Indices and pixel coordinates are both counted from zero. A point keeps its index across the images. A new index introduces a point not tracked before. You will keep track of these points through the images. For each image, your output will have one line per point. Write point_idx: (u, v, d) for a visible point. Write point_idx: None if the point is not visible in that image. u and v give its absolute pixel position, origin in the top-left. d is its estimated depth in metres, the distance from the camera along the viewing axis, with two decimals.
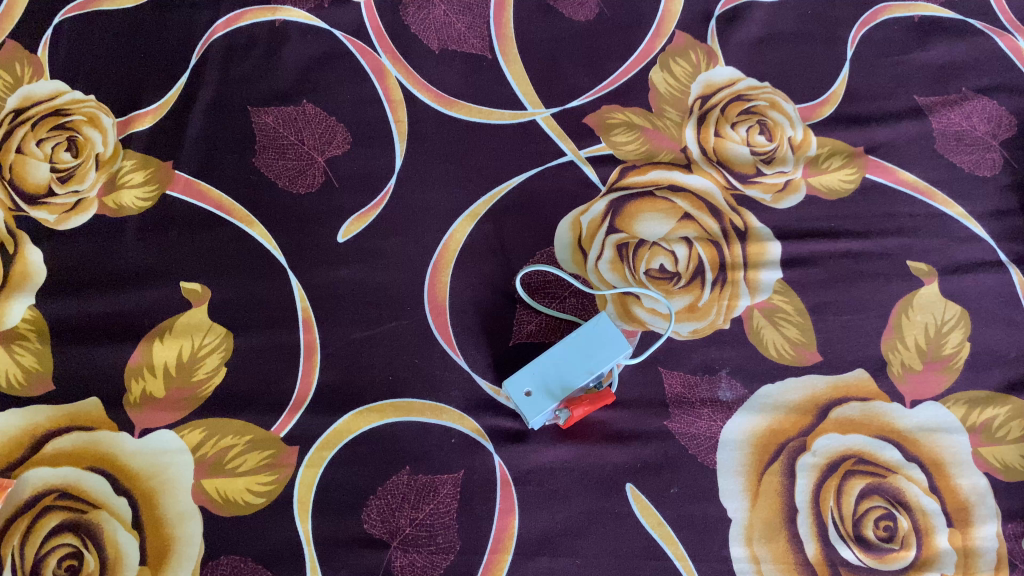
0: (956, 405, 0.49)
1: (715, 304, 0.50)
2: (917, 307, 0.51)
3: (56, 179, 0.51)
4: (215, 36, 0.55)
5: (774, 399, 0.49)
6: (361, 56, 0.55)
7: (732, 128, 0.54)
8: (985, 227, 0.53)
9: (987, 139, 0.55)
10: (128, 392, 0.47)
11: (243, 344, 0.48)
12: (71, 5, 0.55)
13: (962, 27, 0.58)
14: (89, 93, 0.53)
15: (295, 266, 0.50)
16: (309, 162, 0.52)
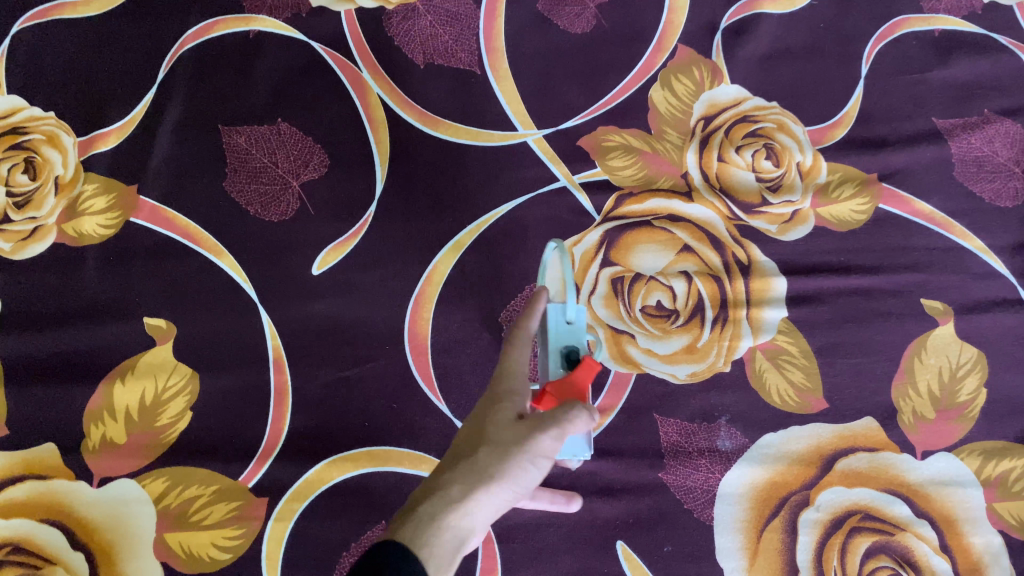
0: (970, 457, 0.46)
1: (715, 345, 0.47)
2: (931, 350, 0.48)
3: (12, 203, 0.47)
4: (185, 48, 0.51)
5: (776, 449, 0.46)
6: (341, 70, 0.51)
7: (736, 152, 0.51)
8: (1005, 262, 0.49)
9: (1009, 166, 0.51)
10: (86, 438, 0.44)
11: (211, 386, 0.45)
12: (30, 12, 0.51)
13: (986, 42, 0.54)
14: (48, 110, 0.50)
15: (267, 301, 0.47)
16: (283, 188, 0.48)
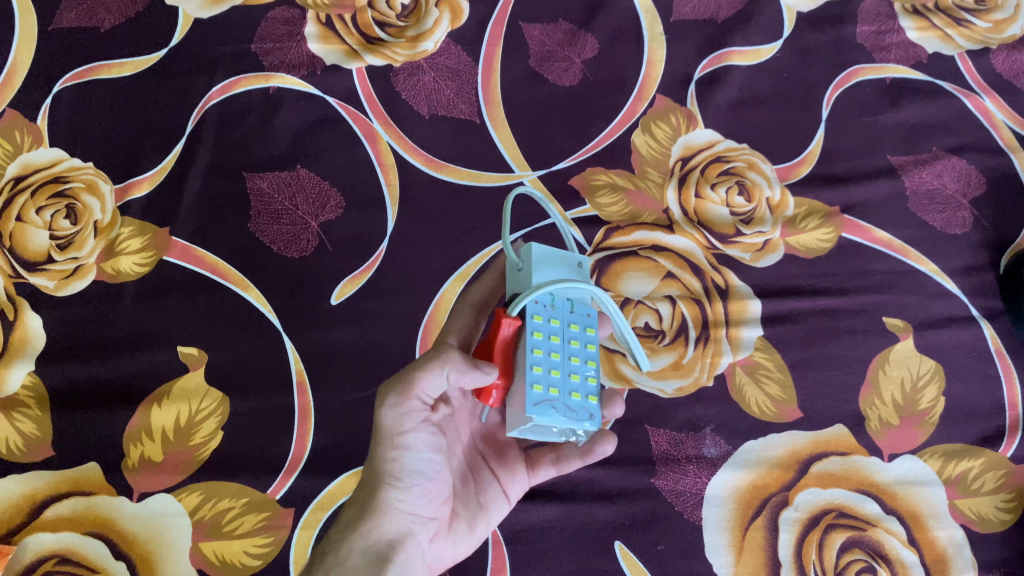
0: (932, 458, 0.51)
1: (699, 361, 0.52)
2: (893, 362, 0.53)
3: (55, 245, 0.52)
4: (211, 103, 0.56)
5: (756, 455, 0.50)
6: (354, 122, 0.56)
7: (712, 189, 0.56)
8: (957, 283, 0.55)
9: (957, 198, 0.57)
10: (126, 457, 0.48)
11: (239, 408, 0.49)
12: (71, 73, 0.56)
13: (932, 87, 0.60)
14: (87, 161, 0.54)
15: (290, 330, 0.51)
16: (303, 227, 0.53)
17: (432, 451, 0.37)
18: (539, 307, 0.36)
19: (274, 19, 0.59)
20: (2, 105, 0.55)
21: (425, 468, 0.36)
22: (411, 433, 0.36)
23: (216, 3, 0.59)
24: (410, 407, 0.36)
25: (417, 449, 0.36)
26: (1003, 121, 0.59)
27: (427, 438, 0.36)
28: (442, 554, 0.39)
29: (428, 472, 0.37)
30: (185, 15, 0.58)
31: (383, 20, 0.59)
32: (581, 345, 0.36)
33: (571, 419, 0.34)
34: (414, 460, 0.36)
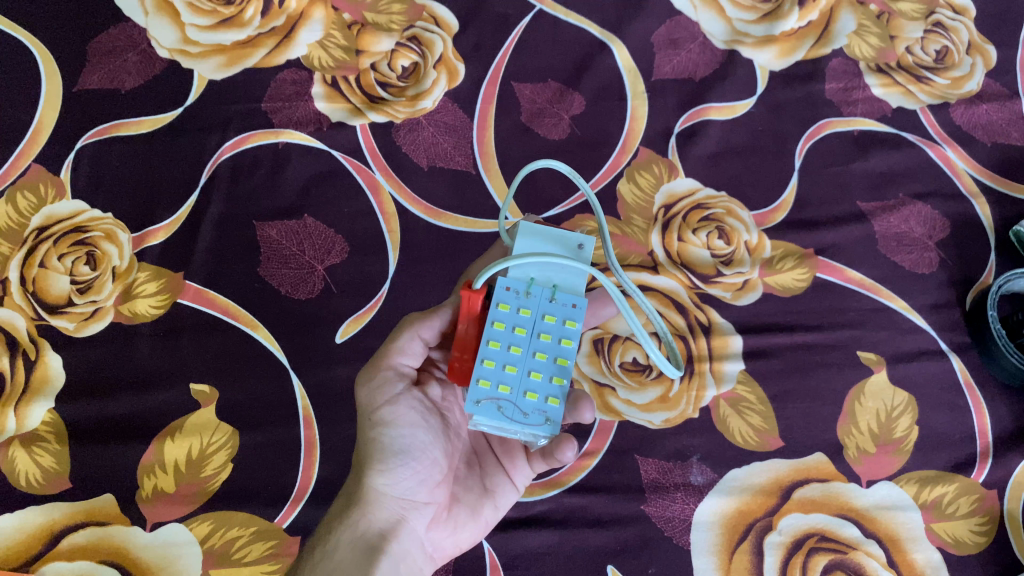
0: (908, 484, 0.53)
1: (684, 394, 0.55)
2: (869, 394, 0.56)
3: (76, 289, 0.55)
4: (222, 157, 0.60)
5: (741, 482, 0.53)
6: (358, 173, 0.60)
7: (693, 234, 0.60)
8: (926, 319, 0.58)
9: (924, 240, 0.61)
10: (141, 488, 0.50)
11: (248, 441, 0.52)
12: (92, 130, 0.60)
13: (897, 139, 0.64)
14: (107, 212, 0.58)
15: (297, 367, 0.54)
16: (309, 271, 0.56)
17: (415, 429, 0.42)
18: (512, 298, 0.39)
19: (282, 80, 0.62)
20: (28, 161, 0.59)
21: (412, 445, 0.41)
22: (389, 408, 0.41)
23: (230, 66, 0.62)
24: (387, 380, 0.42)
25: (399, 426, 0.41)
26: (964, 169, 0.63)
27: (410, 414, 0.42)
28: (443, 541, 0.43)
29: (413, 450, 0.41)
30: (199, 78, 0.62)
31: (384, 80, 0.63)
32: (553, 341, 0.38)
33: (512, 421, 0.37)
34: (398, 438, 0.41)
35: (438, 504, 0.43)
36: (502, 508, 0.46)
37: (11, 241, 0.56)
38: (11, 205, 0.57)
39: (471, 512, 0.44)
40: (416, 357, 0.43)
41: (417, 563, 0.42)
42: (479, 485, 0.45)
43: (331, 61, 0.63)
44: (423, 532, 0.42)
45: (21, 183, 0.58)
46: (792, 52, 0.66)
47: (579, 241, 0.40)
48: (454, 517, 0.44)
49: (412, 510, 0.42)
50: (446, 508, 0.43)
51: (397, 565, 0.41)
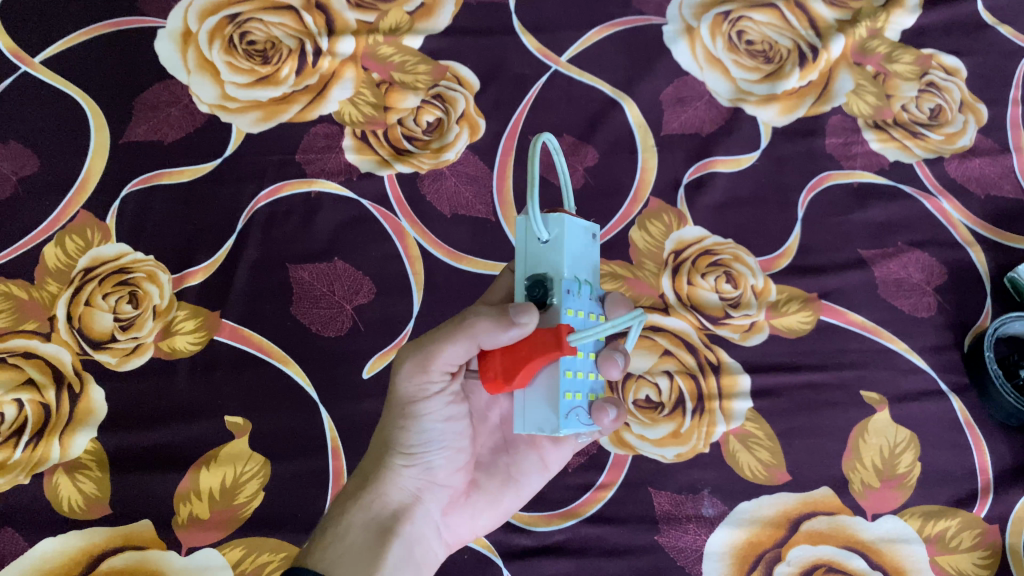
0: (912, 518, 0.56)
1: (695, 430, 0.58)
2: (871, 431, 0.58)
3: (118, 326, 0.58)
4: (259, 205, 0.63)
5: (751, 514, 0.56)
6: (385, 221, 0.63)
7: (702, 277, 0.63)
8: (926, 360, 0.61)
9: (923, 285, 0.63)
10: (177, 514, 0.53)
11: (280, 470, 0.55)
12: (137, 178, 0.64)
13: (895, 190, 0.67)
14: (149, 254, 0.61)
15: (326, 402, 0.57)
16: (339, 310, 0.60)
17: (444, 420, 0.44)
18: (573, 302, 0.40)
19: (315, 134, 0.66)
20: (77, 207, 0.62)
21: (438, 435, 0.44)
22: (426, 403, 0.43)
23: (266, 120, 0.66)
24: (431, 379, 0.42)
25: (431, 419, 0.44)
26: (961, 220, 0.66)
27: (441, 408, 0.44)
28: (458, 526, 0.47)
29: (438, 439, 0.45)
30: (238, 131, 0.65)
31: (410, 134, 0.66)
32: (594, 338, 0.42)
33: (586, 425, 0.40)
34: (426, 429, 0.44)
35: (455, 490, 0.46)
36: (520, 497, 0.49)
37: (59, 281, 0.59)
38: (60, 248, 0.61)
39: (490, 500, 0.48)
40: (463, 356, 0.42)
41: (432, 545, 0.45)
42: (502, 474, 0.48)
43: (361, 117, 0.66)
44: (439, 515, 0.46)
45: (69, 228, 0.61)
46: (794, 110, 0.69)
47: (591, 224, 0.42)
48: (473, 503, 0.47)
49: (430, 493, 0.45)
50: (464, 494, 0.47)
51: (412, 544, 0.44)
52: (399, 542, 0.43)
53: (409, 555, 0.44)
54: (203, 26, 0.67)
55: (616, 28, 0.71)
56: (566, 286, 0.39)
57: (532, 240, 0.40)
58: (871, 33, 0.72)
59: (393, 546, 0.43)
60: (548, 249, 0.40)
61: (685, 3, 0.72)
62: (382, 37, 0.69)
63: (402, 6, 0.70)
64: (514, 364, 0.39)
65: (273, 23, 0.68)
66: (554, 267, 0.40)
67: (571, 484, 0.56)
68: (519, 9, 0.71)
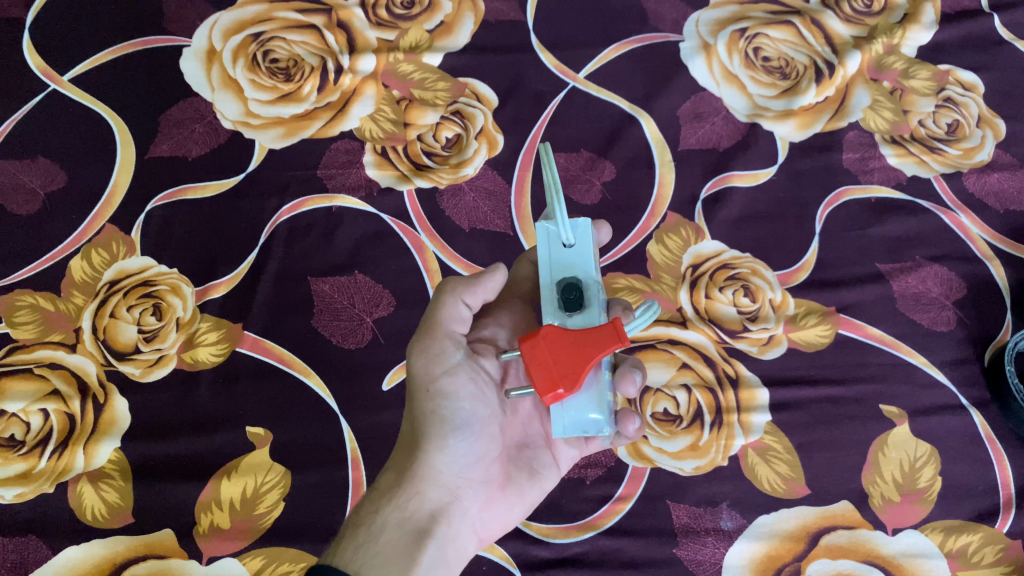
0: (933, 533, 0.56)
1: (714, 443, 0.58)
2: (891, 445, 0.58)
3: (142, 337, 0.59)
4: (281, 220, 0.64)
5: (770, 527, 0.56)
6: (405, 235, 0.64)
7: (720, 291, 0.63)
8: (946, 374, 0.61)
9: (942, 299, 0.63)
10: (198, 524, 0.54)
11: (300, 481, 0.56)
12: (162, 193, 0.65)
13: (913, 206, 0.67)
14: (172, 267, 0.62)
15: (346, 413, 0.58)
16: (359, 323, 0.61)
17: (475, 409, 0.44)
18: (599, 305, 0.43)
19: (336, 150, 0.66)
20: (103, 222, 0.63)
21: (469, 419, 0.44)
22: (448, 378, 0.44)
23: (289, 136, 0.67)
24: (446, 349, 0.44)
25: (459, 398, 0.44)
26: (979, 234, 0.66)
27: (470, 395, 0.44)
28: (493, 520, 0.47)
29: (472, 424, 0.44)
30: (261, 147, 0.66)
31: (429, 150, 0.67)
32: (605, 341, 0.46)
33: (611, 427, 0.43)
34: (456, 412, 0.44)
35: (492, 483, 0.46)
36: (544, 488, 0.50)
37: (85, 293, 0.61)
38: (86, 261, 0.62)
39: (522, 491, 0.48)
40: (461, 326, 0.45)
41: (467, 540, 0.46)
42: (530, 465, 0.49)
43: (382, 133, 0.67)
44: (475, 509, 0.46)
45: (95, 242, 0.63)
46: (810, 125, 0.69)
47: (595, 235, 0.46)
48: (507, 495, 0.47)
49: (465, 487, 0.45)
50: (499, 486, 0.47)
51: (445, 544, 0.44)
52: (434, 541, 0.43)
53: (442, 556, 0.44)
54: (227, 45, 0.69)
55: (634, 44, 0.72)
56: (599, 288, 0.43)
57: (555, 244, 0.43)
58: (888, 49, 0.72)
59: (426, 548, 0.43)
60: (576, 252, 0.43)
61: (702, 20, 0.73)
62: (403, 55, 0.70)
63: (421, 24, 0.71)
64: (578, 371, 0.39)
65: (295, 42, 0.69)
66: (584, 269, 0.43)
67: (589, 496, 0.57)
68: (537, 26, 0.72)
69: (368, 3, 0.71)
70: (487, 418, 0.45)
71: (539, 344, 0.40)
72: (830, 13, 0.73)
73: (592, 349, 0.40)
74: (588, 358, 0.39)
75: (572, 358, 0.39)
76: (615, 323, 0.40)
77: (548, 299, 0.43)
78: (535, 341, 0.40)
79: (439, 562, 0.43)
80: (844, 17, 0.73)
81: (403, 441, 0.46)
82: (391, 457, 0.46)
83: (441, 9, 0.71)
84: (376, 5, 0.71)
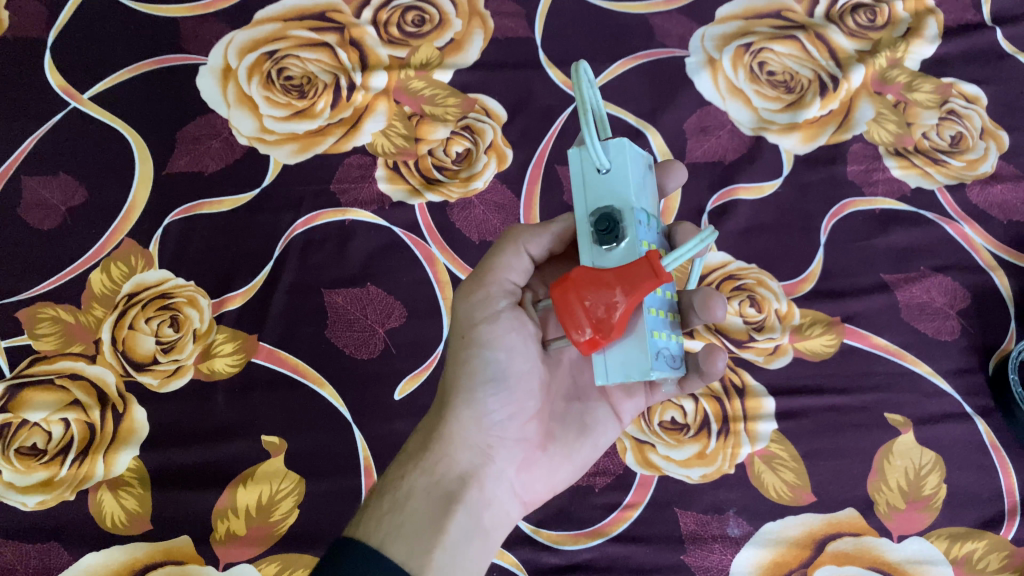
0: (939, 539, 0.56)
1: (721, 451, 0.59)
2: (897, 453, 0.59)
3: (160, 348, 0.61)
4: (295, 233, 0.66)
5: (776, 534, 0.57)
6: (416, 247, 0.65)
7: (726, 301, 0.64)
8: (950, 383, 0.61)
9: (946, 309, 0.64)
10: (215, 530, 0.56)
11: (314, 489, 0.58)
12: (180, 208, 0.66)
13: (917, 217, 0.68)
14: (189, 279, 0.64)
15: (359, 422, 0.60)
16: (371, 334, 0.62)
17: (511, 360, 0.46)
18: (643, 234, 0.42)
19: (349, 164, 0.68)
20: (122, 235, 0.65)
21: (502, 372, 0.45)
22: (489, 326, 0.45)
23: (303, 151, 0.68)
24: (491, 297, 0.45)
25: (495, 348, 0.45)
26: (983, 245, 0.66)
27: (510, 344, 0.45)
28: (530, 482, 0.48)
29: (507, 379, 0.46)
30: (276, 162, 0.68)
31: (440, 164, 0.68)
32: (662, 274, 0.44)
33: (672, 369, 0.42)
34: (489, 363, 0.45)
35: (528, 443, 0.48)
36: (592, 451, 0.50)
37: (104, 305, 0.62)
38: (105, 274, 0.63)
39: (561, 453, 0.49)
40: (515, 275, 0.46)
41: (503, 504, 0.47)
42: (576, 424, 0.49)
43: (393, 148, 0.68)
44: (510, 471, 0.47)
45: (114, 256, 0.64)
46: (815, 138, 0.70)
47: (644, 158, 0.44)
48: (544, 457, 0.48)
49: (498, 448, 0.47)
50: (537, 447, 0.48)
51: (478, 508, 0.45)
52: (465, 505, 0.45)
53: (474, 520, 0.45)
54: (243, 63, 0.70)
55: (640, 60, 0.73)
56: (637, 217, 0.41)
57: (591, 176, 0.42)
58: (891, 63, 0.73)
59: (457, 510, 0.44)
60: (614, 180, 0.41)
61: (708, 35, 0.74)
62: (414, 71, 0.71)
63: (432, 41, 0.72)
64: (613, 313, 0.39)
65: (309, 59, 0.70)
66: (622, 197, 0.41)
67: (598, 503, 0.58)
68: (545, 43, 0.73)
69: (380, 21, 0.72)
70: (524, 372, 0.46)
71: (572, 289, 0.40)
72: (833, 28, 0.74)
73: (627, 290, 0.39)
74: (625, 298, 0.39)
75: (606, 303, 0.39)
76: (650, 260, 0.39)
77: (585, 235, 0.42)
78: (567, 286, 0.40)
79: (471, 526, 0.45)
80: (848, 31, 0.74)
81: (434, 402, 0.48)
82: (422, 420, 0.48)
83: (451, 27, 0.73)
84: (387, 23, 0.72)
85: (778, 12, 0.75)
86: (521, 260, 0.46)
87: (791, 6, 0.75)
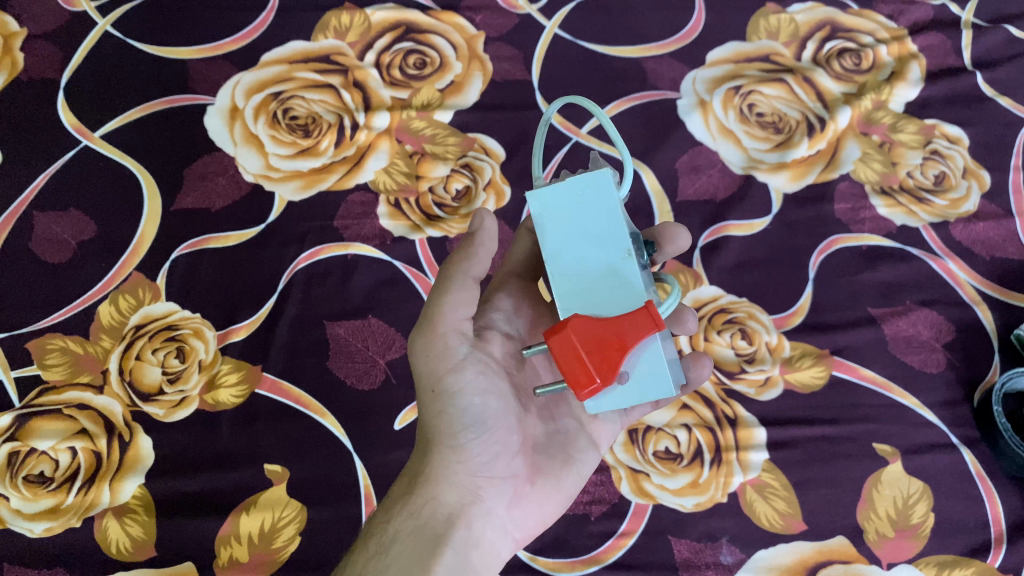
0: (927, 567, 0.58)
1: (714, 480, 0.61)
2: (885, 482, 0.61)
3: (166, 379, 0.62)
4: (299, 267, 0.67)
5: (768, 561, 0.58)
6: (416, 281, 0.67)
7: (718, 334, 0.66)
8: (937, 414, 0.63)
9: (932, 342, 0.66)
10: (217, 557, 0.57)
11: (317, 516, 0.59)
12: (187, 242, 0.68)
13: (902, 253, 0.70)
14: (195, 311, 0.65)
15: (361, 452, 0.61)
16: (372, 364, 0.64)
17: (483, 402, 0.46)
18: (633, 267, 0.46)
19: (352, 202, 0.70)
20: (130, 269, 0.67)
21: (479, 415, 0.46)
22: (453, 377, 0.45)
23: (307, 188, 0.70)
24: (451, 345, 0.45)
25: (464, 395, 0.46)
26: (967, 280, 0.69)
27: (475, 385, 0.46)
28: (522, 517, 0.49)
29: (484, 422, 0.46)
30: (281, 199, 0.70)
31: (440, 201, 0.70)
32: None
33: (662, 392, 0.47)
34: (465, 409, 0.46)
35: (518, 480, 0.49)
36: (578, 477, 0.52)
37: (112, 337, 0.64)
38: (114, 306, 0.65)
39: (549, 484, 0.50)
40: (467, 306, 0.45)
41: (494, 542, 0.48)
42: (560, 456, 0.51)
43: (395, 185, 0.71)
44: (499, 509, 0.48)
45: (123, 288, 0.66)
46: (803, 176, 0.72)
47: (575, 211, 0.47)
48: (532, 492, 0.50)
49: (485, 487, 0.48)
50: (526, 482, 0.49)
51: (466, 551, 0.46)
52: (451, 547, 0.46)
53: (461, 561, 0.46)
54: (249, 103, 0.73)
55: (634, 101, 0.76)
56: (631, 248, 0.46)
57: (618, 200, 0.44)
58: (876, 105, 0.76)
59: (441, 556, 0.45)
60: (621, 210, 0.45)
61: (698, 78, 0.77)
62: (415, 112, 0.74)
63: (433, 83, 0.75)
64: (610, 364, 0.41)
65: (313, 100, 0.73)
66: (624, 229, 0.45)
67: (594, 531, 0.59)
68: (543, 86, 0.76)
69: (382, 64, 0.75)
70: (501, 413, 0.47)
71: (570, 336, 0.42)
72: (820, 71, 0.77)
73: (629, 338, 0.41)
74: (619, 349, 0.41)
75: (600, 355, 0.41)
76: (649, 309, 0.41)
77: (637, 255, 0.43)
78: (564, 333, 0.42)
79: (459, 566, 0.46)
80: (834, 75, 0.77)
81: (417, 450, 0.50)
82: (407, 467, 0.50)
83: (452, 70, 0.76)
84: (390, 65, 0.75)
85: (766, 56, 0.78)
86: (464, 291, 0.45)
87: (779, 50, 0.78)
